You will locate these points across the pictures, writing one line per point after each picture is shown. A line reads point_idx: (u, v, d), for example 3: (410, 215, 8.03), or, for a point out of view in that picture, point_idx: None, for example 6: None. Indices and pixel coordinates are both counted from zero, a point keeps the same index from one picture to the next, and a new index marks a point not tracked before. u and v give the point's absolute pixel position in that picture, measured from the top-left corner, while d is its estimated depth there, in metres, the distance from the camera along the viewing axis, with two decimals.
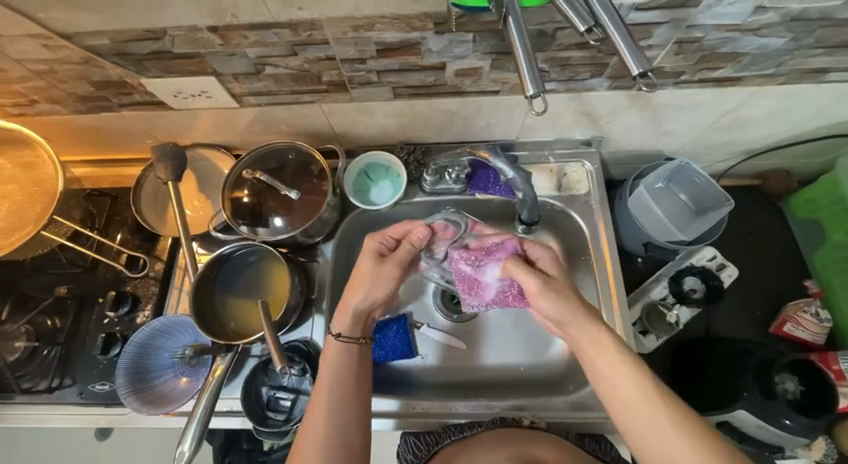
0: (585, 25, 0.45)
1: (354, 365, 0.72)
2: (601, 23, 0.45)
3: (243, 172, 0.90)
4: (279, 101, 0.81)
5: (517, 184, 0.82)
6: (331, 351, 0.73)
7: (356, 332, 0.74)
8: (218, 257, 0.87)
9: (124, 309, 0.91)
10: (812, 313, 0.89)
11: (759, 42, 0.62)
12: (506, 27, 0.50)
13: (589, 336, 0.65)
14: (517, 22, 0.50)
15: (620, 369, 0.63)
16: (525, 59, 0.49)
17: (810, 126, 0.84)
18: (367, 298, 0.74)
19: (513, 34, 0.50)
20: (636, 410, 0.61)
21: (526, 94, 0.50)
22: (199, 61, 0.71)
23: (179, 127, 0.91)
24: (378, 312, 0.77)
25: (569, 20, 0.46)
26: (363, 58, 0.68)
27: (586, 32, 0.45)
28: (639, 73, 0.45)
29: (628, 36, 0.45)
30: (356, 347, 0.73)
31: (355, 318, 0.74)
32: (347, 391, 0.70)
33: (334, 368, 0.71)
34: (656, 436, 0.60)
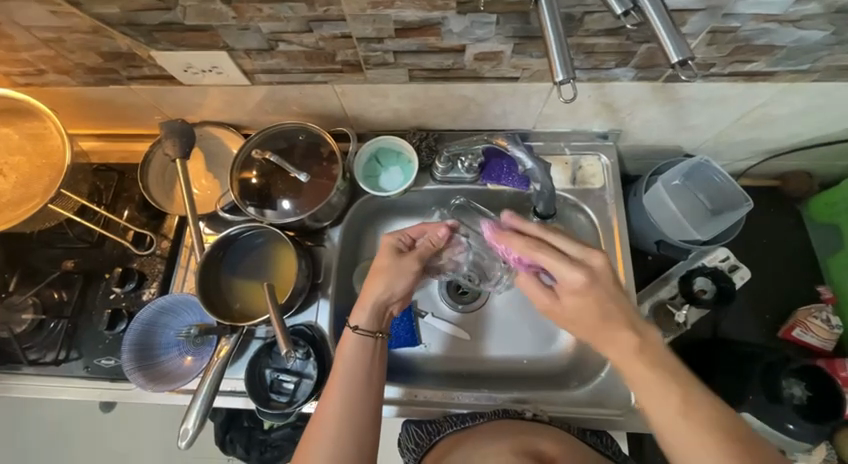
0: (622, 7, 0.42)
1: (368, 359, 0.71)
2: (639, 6, 0.43)
3: (252, 152, 0.88)
4: (291, 80, 0.78)
5: (536, 175, 0.81)
6: (347, 344, 0.72)
7: (371, 326, 0.73)
8: (224, 238, 0.86)
9: (129, 286, 0.90)
10: (823, 320, 0.87)
11: (798, 35, 0.59)
12: (537, 8, 0.48)
13: (629, 353, 0.59)
14: (549, 5, 0.48)
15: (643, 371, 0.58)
16: (555, 43, 0.47)
17: (839, 127, 0.81)
18: (390, 294, 0.75)
19: (544, 16, 0.48)
20: (678, 427, 0.55)
21: (554, 80, 0.48)
22: (211, 35, 0.68)
23: (188, 104, 0.89)
24: (396, 308, 0.77)
25: (605, 1, 0.43)
26: (380, 38, 0.66)
27: (622, 15, 0.43)
28: (677, 61, 0.42)
29: (669, 21, 0.43)
30: (370, 341, 0.72)
31: (375, 312, 0.74)
32: (359, 385, 0.68)
33: (351, 360, 0.71)
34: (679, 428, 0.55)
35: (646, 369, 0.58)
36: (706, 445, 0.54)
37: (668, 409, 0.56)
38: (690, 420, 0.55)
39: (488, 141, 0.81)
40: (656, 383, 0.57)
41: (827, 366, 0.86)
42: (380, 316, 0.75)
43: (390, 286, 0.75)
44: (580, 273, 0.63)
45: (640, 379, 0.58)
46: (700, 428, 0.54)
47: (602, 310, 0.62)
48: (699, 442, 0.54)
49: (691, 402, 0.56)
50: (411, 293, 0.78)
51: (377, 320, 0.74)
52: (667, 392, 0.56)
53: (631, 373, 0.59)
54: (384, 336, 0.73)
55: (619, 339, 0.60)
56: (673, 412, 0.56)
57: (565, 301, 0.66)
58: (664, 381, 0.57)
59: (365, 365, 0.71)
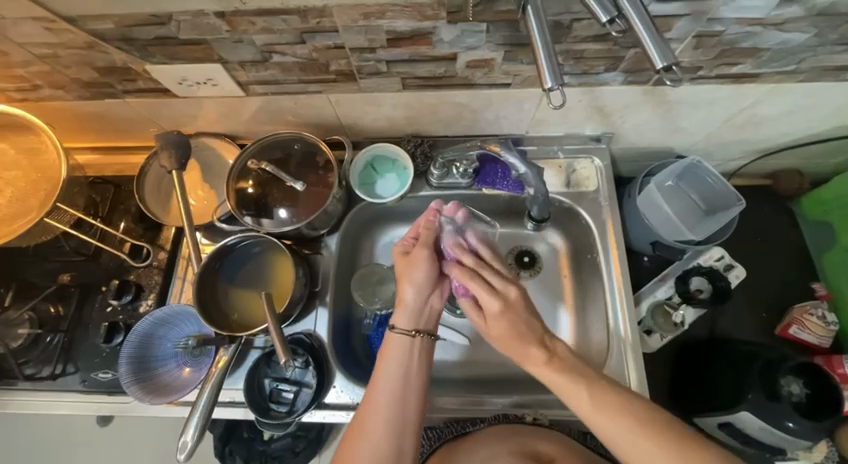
0: (607, 15, 0.43)
1: (410, 361, 0.70)
2: (624, 14, 0.44)
3: (248, 162, 0.89)
4: (285, 90, 0.79)
5: (528, 179, 0.81)
6: (390, 346, 0.71)
7: (408, 324, 0.72)
8: (221, 248, 0.87)
9: (126, 299, 0.90)
10: (818, 316, 0.89)
11: (781, 38, 0.60)
12: (525, 17, 0.49)
13: (547, 366, 0.67)
14: (536, 15, 0.49)
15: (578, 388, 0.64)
16: (543, 50, 0.48)
17: (827, 125, 0.82)
18: (420, 289, 0.73)
19: (532, 24, 0.49)
20: (600, 421, 0.61)
21: (543, 87, 0.49)
22: (205, 48, 0.69)
23: (184, 115, 0.90)
24: (434, 300, 0.75)
25: (591, 10, 0.44)
26: (372, 48, 0.67)
27: (607, 22, 0.44)
28: (663, 66, 0.43)
29: (653, 28, 0.43)
30: (409, 341, 0.71)
31: (411, 311, 0.73)
32: (400, 388, 0.68)
33: (393, 363, 0.70)
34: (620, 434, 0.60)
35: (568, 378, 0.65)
36: (624, 432, 0.59)
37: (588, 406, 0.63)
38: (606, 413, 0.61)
39: (482, 147, 0.82)
40: (572, 388, 0.65)
41: (824, 364, 0.86)
42: (418, 313, 0.73)
43: (413, 281, 0.73)
44: (499, 299, 0.69)
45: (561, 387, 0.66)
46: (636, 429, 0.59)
47: (509, 329, 0.69)
48: (618, 432, 0.60)
49: (603, 398, 0.62)
50: (441, 282, 0.75)
51: (415, 318, 0.73)
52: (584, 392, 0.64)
53: (554, 384, 0.66)
54: (423, 332, 0.72)
55: (531, 356, 0.68)
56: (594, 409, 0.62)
57: (489, 324, 0.71)
58: (579, 384, 0.64)
59: (407, 368, 0.69)
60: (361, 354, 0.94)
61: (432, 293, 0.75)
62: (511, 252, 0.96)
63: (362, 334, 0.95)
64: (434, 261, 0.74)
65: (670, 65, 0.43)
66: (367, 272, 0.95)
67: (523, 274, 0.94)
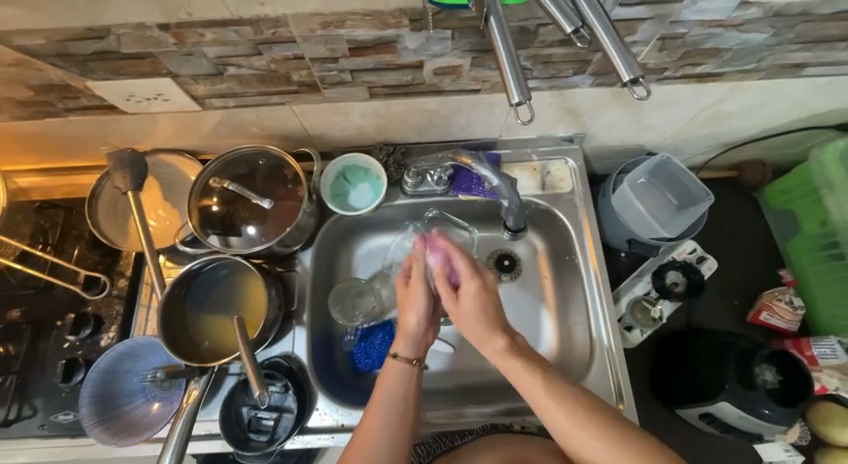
0: (571, 25, 0.42)
1: (407, 388, 0.70)
2: (588, 23, 0.42)
3: (210, 180, 0.85)
4: (245, 102, 0.75)
5: (501, 191, 0.80)
6: (389, 371, 0.71)
7: (408, 352, 0.73)
8: (186, 273, 0.81)
9: (85, 332, 0.84)
10: (786, 301, 0.92)
11: (742, 38, 0.60)
12: (487, 26, 0.47)
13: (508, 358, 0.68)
14: (500, 26, 0.47)
15: (535, 386, 0.65)
16: (505, 55, 0.46)
17: (786, 118, 0.85)
18: (421, 318, 0.74)
19: (495, 37, 0.47)
20: (568, 427, 0.63)
21: (512, 102, 0.47)
22: (151, 62, 0.63)
23: (138, 132, 0.84)
24: (430, 337, 0.76)
25: (554, 21, 0.42)
26: (335, 57, 0.63)
27: (572, 33, 0.42)
28: (630, 78, 0.42)
29: (617, 38, 0.42)
30: (408, 369, 0.71)
31: (414, 339, 0.73)
32: (396, 417, 0.67)
33: (389, 389, 0.69)
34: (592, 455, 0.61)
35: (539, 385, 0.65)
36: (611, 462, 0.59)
37: (559, 417, 0.63)
38: (575, 427, 0.62)
39: (453, 159, 0.80)
40: (529, 380, 0.66)
41: (793, 347, 0.90)
42: (419, 341, 0.74)
43: (416, 309, 0.74)
44: (477, 281, 0.73)
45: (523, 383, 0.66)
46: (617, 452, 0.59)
47: (490, 312, 0.71)
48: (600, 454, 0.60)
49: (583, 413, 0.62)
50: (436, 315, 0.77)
51: (415, 345, 0.73)
52: (550, 394, 0.64)
53: (511, 374, 0.68)
54: (421, 363, 0.72)
55: (494, 343, 0.69)
56: (570, 422, 0.63)
57: (460, 303, 0.73)
58: (562, 400, 0.64)
59: (403, 396, 0.69)
60: (343, 371, 0.91)
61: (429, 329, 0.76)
62: (491, 256, 0.95)
63: (345, 350, 0.93)
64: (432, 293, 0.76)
65: (637, 78, 0.42)
66: (345, 286, 0.93)
67: (504, 277, 0.93)
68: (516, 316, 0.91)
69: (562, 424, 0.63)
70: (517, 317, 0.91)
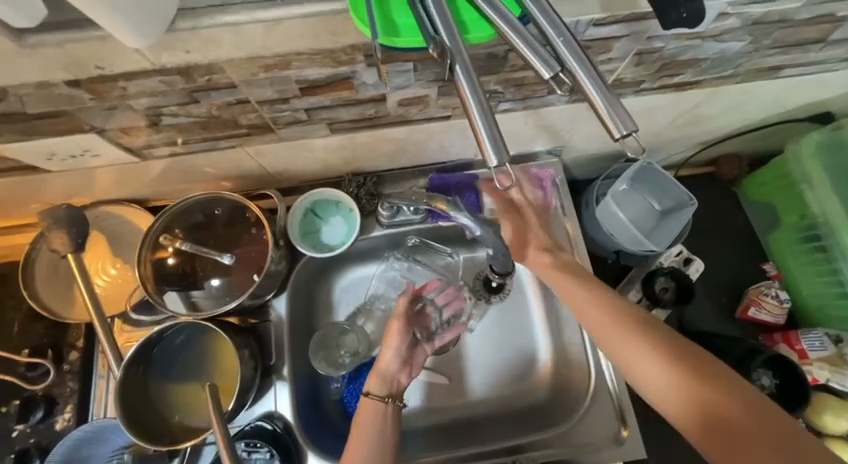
0: (549, 71, 0.36)
1: (384, 429, 0.64)
2: (567, 66, 0.37)
3: (160, 239, 0.76)
4: (189, 149, 0.66)
5: (486, 240, 0.72)
6: (363, 414, 0.65)
7: (381, 390, 0.67)
8: (143, 344, 0.72)
9: (36, 417, 0.75)
10: (773, 296, 0.92)
11: (718, 47, 0.57)
12: (453, 77, 0.38)
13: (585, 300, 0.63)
14: (469, 80, 0.37)
15: (622, 342, 0.58)
16: (479, 113, 0.37)
17: (761, 116, 0.83)
18: (397, 356, 0.71)
19: (466, 92, 0.38)
20: (645, 378, 0.56)
21: (488, 162, 0.38)
22: (69, 119, 0.55)
23: (72, 187, 0.75)
24: (405, 376, 0.71)
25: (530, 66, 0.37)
26: (285, 98, 0.56)
27: (552, 79, 0.37)
28: (622, 134, 0.36)
29: (602, 83, 0.37)
30: (381, 408, 0.66)
31: (383, 375, 0.69)
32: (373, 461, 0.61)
33: (368, 434, 0.63)
34: (640, 368, 0.56)
35: (620, 332, 0.59)
36: (676, 382, 0.54)
37: (635, 351, 0.57)
38: (639, 344, 0.57)
39: (428, 203, 0.71)
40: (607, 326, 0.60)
41: (783, 341, 0.90)
42: (392, 378, 0.69)
43: (391, 345, 0.72)
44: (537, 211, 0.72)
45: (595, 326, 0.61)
46: (669, 371, 0.54)
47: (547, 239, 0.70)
48: (646, 362, 0.56)
49: (660, 344, 0.56)
50: (413, 356, 0.73)
51: (388, 383, 0.68)
52: (623, 334, 0.58)
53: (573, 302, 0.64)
54: (396, 400, 0.67)
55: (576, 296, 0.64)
56: (643, 352, 0.56)
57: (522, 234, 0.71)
58: (635, 334, 0.58)
59: (381, 439, 0.63)
60: (335, 421, 0.84)
61: (404, 369, 0.71)
62: (477, 277, 0.88)
63: (333, 399, 0.86)
64: (407, 332, 0.73)
65: (630, 132, 0.36)
66: (327, 331, 0.86)
67: (493, 299, 0.87)
68: (510, 338, 0.86)
69: (652, 390, 0.55)
70: (511, 342, 0.86)
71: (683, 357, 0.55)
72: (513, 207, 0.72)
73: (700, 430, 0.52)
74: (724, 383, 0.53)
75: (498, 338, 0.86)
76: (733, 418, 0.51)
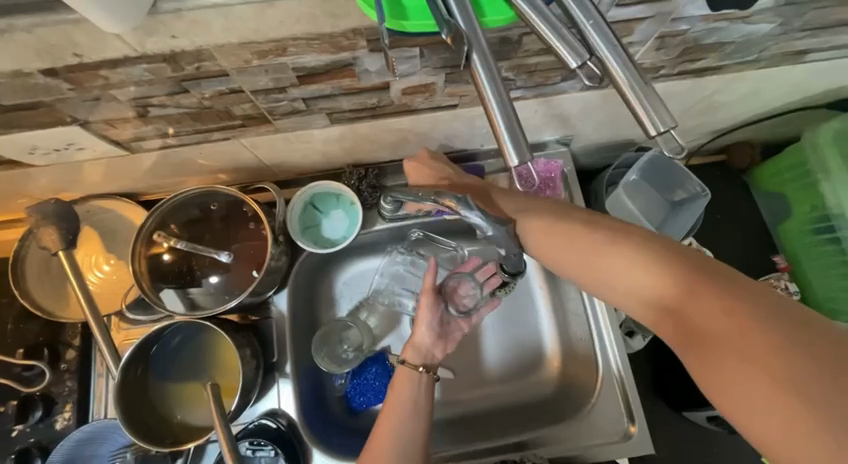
0: (577, 60, 0.33)
1: (419, 395, 0.64)
2: (598, 54, 0.34)
3: (154, 237, 0.73)
4: (181, 142, 0.63)
5: (498, 241, 0.58)
6: (398, 382, 0.66)
7: (416, 359, 0.68)
8: (141, 343, 0.70)
9: (36, 417, 0.73)
10: (782, 288, 0.89)
11: (746, 30, 0.54)
12: (469, 66, 0.35)
13: (561, 225, 0.56)
14: (488, 69, 0.34)
15: (571, 255, 0.55)
16: (495, 98, 0.34)
17: (779, 102, 0.80)
18: (431, 331, 0.71)
19: (483, 81, 0.35)
20: (601, 285, 0.52)
21: (508, 163, 0.35)
22: (49, 110, 0.51)
23: (59, 181, 0.71)
24: (439, 350, 0.71)
25: (556, 53, 0.34)
26: (281, 87, 0.52)
27: (580, 69, 0.33)
28: (658, 131, 0.33)
29: (635, 71, 0.33)
30: (416, 376, 0.66)
31: (417, 346, 0.70)
32: (408, 425, 0.61)
33: (401, 400, 0.63)
34: (595, 276, 0.53)
35: (566, 243, 0.55)
36: (630, 279, 0.50)
37: (610, 269, 0.51)
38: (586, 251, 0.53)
39: (432, 201, 0.57)
40: (555, 243, 0.56)
41: None
42: (427, 351, 0.70)
43: (424, 321, 0.71)
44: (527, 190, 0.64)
45: (569, 253, 0.55)
46: (621, 271, 0.50)
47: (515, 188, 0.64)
48: (598, 269, 0.52)
49: (607, 246, 0.51)
50: (447, 331, 0.73)
51: (423, 353, 0.69)
52: (572, 247, 0.54)
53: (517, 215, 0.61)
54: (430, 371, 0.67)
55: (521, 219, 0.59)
56: (620, 268, 0.51)
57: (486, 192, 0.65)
58: (581, 243, 0.54)
59: (415, 405, 0.63)
60: (340, 417, 0.83)
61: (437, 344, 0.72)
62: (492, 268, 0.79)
63: (338, 395, 0.84)
64: (438, 305, 0.72)
65: (668, 129, 0.33)
66: (329, 329, 0.83)
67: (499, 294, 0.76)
68: (514, 333, 0.85)
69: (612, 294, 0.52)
70: (519, 335, 0.85)
71: (670, 268, 0.48)
72: (440, 173, 0.71)
73: (687, 349, 0.46)
74: (721, 289, 0.45)
75: (502, 332, 0.85)
76: (726, 337, 0.43)
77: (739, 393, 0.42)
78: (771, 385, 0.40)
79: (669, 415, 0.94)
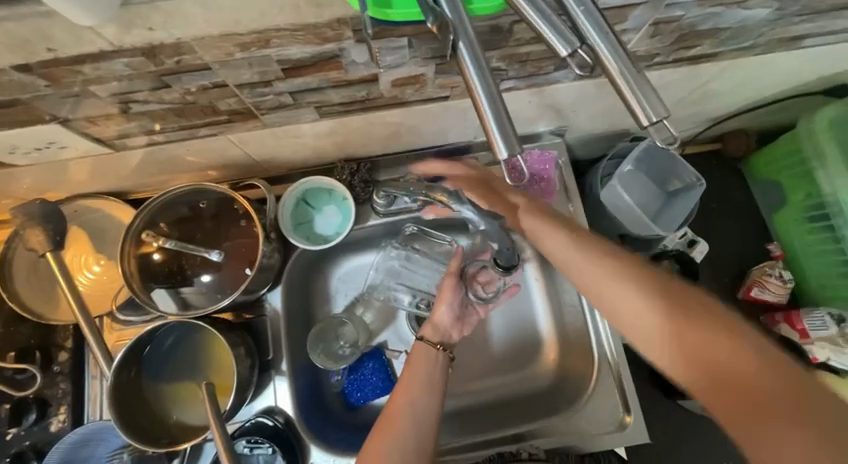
0: (567, 48, 0.32)
1: (433, 371, 0.66)
2: (588, 42, 0.33)
3: (143, 235, 0.72)
4: (166, 139, 0.61)
5: (490, 234, 0.67)
6: (415, 357, 0.67)
7: (434, 337, 0.70)
8: (134, 344, 0.70)
9: (30, 420, 0.72)
10: (776, 276, 0.91)
11: (742, 15, 0.52)
12: (455, 55, 0.33)
13: (577, 253, 0.59)
14: (474, 57, 0.33)
15: (600, 281, 0.56)
16: (481, 86, 0.32)
17: (776, 89, 0.79)
18: (451, 312, 0.73)
19: (469, 69, 0.33)
20: (627, 321, 0.54)
21: (497, 155, 0.33)
22: (27, 108, 0.50)
23: (44, 181, 0.69)
24: (456, 332, 0.73)
25: (544, 40, 0.33)
26: (266, 81, 0.51)
27: (570, 57, 0.32)
28: (649, 120, 0.32)
29: (627, 60, 0.32)
30: (433, 354, 0.67)
31: (437, 325, 0.71)
32: (423, 395, 0.62)
33: (419, 375, 0.65)
34: (623, 311, 0.54)
35: (596, 271, 0.57)
36: (655, 320, 0.52)
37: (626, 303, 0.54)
38: (613, 284, 0.55)
39: (425, 196, 0.64)
40: (585, 273, 0.58)
41: (785, 321, 0.89)
42: (445, 330, 0.72)
43: (445, 300, 0.73)
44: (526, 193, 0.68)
45: (586, 277, 0.57)
46: (648, 310, 0.52)
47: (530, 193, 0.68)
48: (626, 303, 0.54)
49: (633, 283, 0.54)
50: (465, 315, 0.74)
51: (440, 332, 0.71)
52: (602, 280, 0.56)
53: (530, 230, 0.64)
54: (446, 350, 0.68)
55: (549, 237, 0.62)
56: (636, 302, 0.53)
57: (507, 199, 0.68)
58: (609, 275, 0.56)
59: (431, 380, 0.65)
60: (338, 412, 0.84)
61: (455, 327, 0.73)
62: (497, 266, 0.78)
63: (335, 391, 0.85)
64: (460, 288, 0.74)
65: (661, 119, 0.32)
66: (325, 325, 0.83)
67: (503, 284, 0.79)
68: (509, 326, 0.85)
69: (636, 329, 0.53)
70: (517, 328, 0.85)
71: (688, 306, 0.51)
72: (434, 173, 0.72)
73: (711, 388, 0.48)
74: (727, 330, 0.48)
75: (499, 326, 0.85)
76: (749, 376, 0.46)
77: (767, 444, 0.43)
78: (797, 438, 0.42)
79: (664, 404, 0.95)
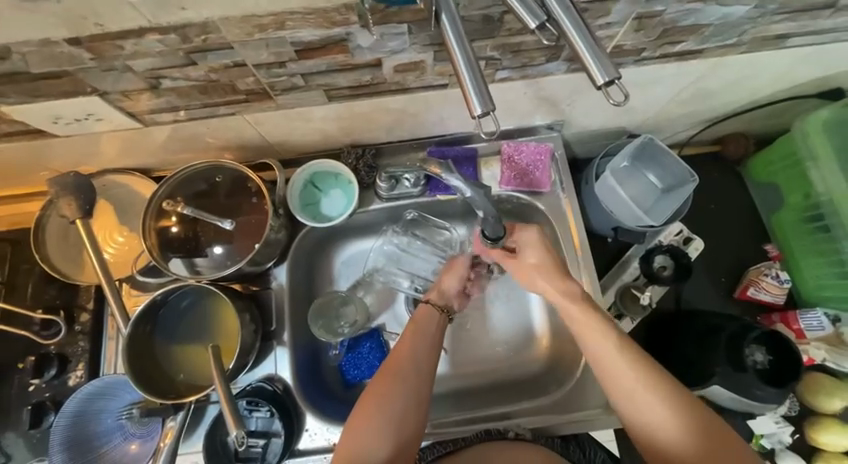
0: (535, 20, 0.39)
1: (436, 329, 0.72)
2: (554, 17, 0.40)
3: (163, 204, 0.78)
4: (190, 116, 0.68)
5: (476, 203, 0.67)
6: (421, 316, 0.73)
7: (439, 301, 0.75)
8: (148, 305, 0.75)
9: (50, 373, 0.78)
10: (772, 277, 0.92)
11: (721, 12, 0.56)
12: (440, 27, 0.41)
13: (575, 309, 0.67)
14: (454, 28, 0.40)
15: (595, 339, 0.65)
16: (460, 53, 0.40)
17: (769, 91, 0.81)
18: (460, 284, 0.77)
19: (451, 42, 0.41)
20: (620, 383, 0.63)
21: (472, 114, 0.40)
22: (72, 80, 0.57)
23: (79, 154, 0.77)
24: (458, 302, 0.77)
25: (515, 12, 0.40)
26: (281, 62, 0.57)
27: (538, 29, 0.39)
28: (605, 80, 0.39)
29: (587, 33, 0.40)
30: (436, 315, 0.73)
31: (444, 293, 0.76)
32: (425, 343, 0.70)
33: (421, 331, 0.71)
34: (617, 378, 0.63)
35: (591, 330, 0.66)
36: (643, 387, 0.62)
37: (652, 405, 0.61)
38: (609, 344, 0.65)
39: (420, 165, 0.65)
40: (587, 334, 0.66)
41: (781, 321, 0.90)
42: (449, 296, 0.76)
43: (452, 273, 0.77)
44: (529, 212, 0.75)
45: (591, 343, 0.65)
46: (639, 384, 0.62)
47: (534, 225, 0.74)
48: (621, 369, 0.63)
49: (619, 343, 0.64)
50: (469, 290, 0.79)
51: (445, 297, 0.76)
52: (602, 344, 0.65)
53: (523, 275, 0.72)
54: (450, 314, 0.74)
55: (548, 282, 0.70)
56: (662, 404, 0.61)
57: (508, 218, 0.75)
58: (602, 331, 0.65)
59: (433, 334, 0.71)
60: (334, 388, 0.86)
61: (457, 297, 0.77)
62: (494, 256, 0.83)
63: (332, 365, 0.88)
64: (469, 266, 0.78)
65: (611, 80, 0.39)
66: (327, 302, 0.88)
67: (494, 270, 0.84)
68: (503, 315, 0.88)
69: (626, 403, 0.63)
70: (508, 318, 0.87)
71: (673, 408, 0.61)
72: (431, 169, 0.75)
73: None
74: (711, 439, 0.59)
75: (492, 312, 0.88)
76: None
77: None
78: None
79: None
